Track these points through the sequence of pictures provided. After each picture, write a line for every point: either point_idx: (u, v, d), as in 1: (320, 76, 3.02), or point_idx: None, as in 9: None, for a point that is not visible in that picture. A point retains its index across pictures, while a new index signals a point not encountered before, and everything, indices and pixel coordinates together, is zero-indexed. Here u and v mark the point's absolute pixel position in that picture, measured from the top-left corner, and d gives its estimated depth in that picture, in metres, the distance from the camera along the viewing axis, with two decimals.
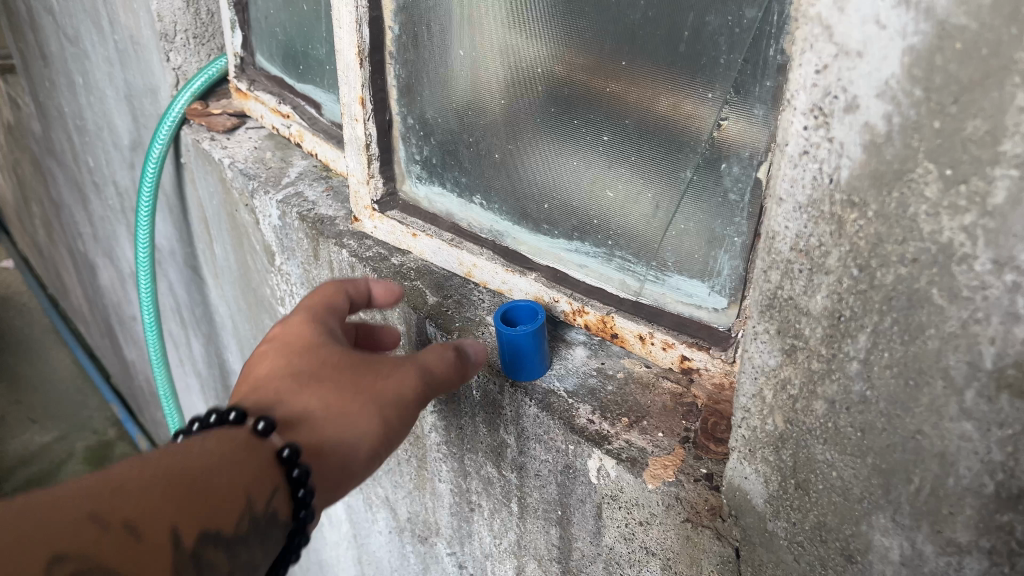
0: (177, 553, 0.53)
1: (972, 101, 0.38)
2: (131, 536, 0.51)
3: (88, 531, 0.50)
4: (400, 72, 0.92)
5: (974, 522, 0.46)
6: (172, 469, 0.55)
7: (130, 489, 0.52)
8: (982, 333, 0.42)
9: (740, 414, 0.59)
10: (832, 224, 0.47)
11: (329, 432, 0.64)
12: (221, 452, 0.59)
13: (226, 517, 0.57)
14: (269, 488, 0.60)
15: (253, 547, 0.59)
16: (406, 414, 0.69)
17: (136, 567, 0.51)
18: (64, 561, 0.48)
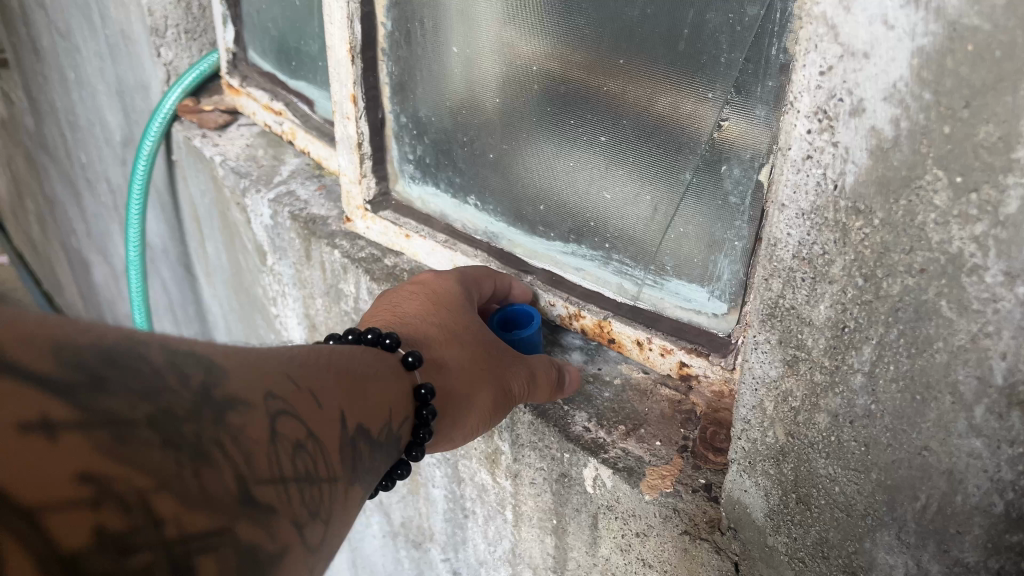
0: (342, 429, 0.54)
1: (984, 106, 0.36)
2: (313, 399, 0.52)
3: (286, 384, 0.50)
4: (392, 70, 0.90)
5: (982, 542, 0.44)
6: (339, 366, 0.58)
7: (309, 367, 0.54)
8: (992, 347, 0.40)
9: (739, 425, 0.57)
10: (837, 232, 0.45)
11: (456, 389, 0.68)
12: (380, 366, 0.63)
13: (376, 416, 0.59)
14: (407, 417, 0.63)
15: (383, 458, 0.60)
16: (517, 395, 0.71)
17: (317, 426, 0.51)
18: (276, 398, 0.48)
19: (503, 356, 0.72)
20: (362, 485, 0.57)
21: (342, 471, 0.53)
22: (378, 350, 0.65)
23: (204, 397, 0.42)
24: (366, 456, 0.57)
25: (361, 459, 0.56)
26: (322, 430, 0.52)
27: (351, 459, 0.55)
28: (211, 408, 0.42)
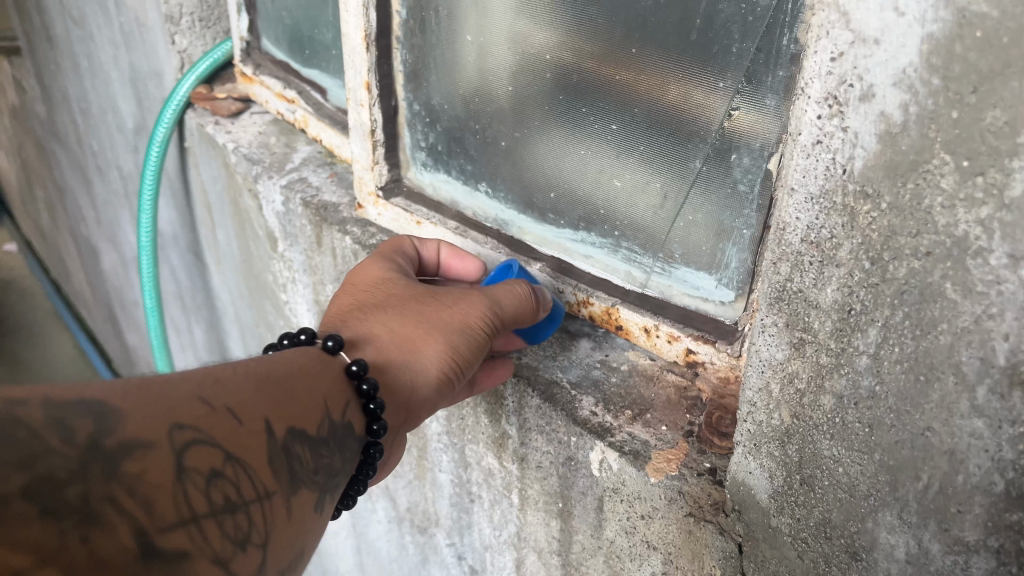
0: (271, 440, 0.60)
1: (991, 91, 0.37)
2: (234, 418, 0.58)
3: (198, 407, 0.56)
4: (406, 58, 0.91)
5: (982, 521, 0.45)
6: (262, 375, 0.63)
7: (228, 386, 0.59)
8: (995, 329, 0.41)
9: (745, 408, 0.58)
10: (845, 215, 0.46)
11: (400, 369, 0.73)
12: (313, 370, 0.67)
13: (312, 417, 0.64)
14: (349, 410, 0.68)
15: (334, 451, 0.67)
16: (472, 341, 0.74)
17: (239, 445, 0.57)
18: (184, 429, 0.54)
19: (453, 313, 0.75)
20: (308, 483, 0.63)
21: (280, 476, 0.60)
22: (316, 353, 0.69)
23: (90, 452, 0.48)
24: (309, 458, 0.63)
25: (300, 460, 0.63)
26: (246, 446, 0.58)
27: (289, 463, 0.61)
28: (103, 463, 0.48)
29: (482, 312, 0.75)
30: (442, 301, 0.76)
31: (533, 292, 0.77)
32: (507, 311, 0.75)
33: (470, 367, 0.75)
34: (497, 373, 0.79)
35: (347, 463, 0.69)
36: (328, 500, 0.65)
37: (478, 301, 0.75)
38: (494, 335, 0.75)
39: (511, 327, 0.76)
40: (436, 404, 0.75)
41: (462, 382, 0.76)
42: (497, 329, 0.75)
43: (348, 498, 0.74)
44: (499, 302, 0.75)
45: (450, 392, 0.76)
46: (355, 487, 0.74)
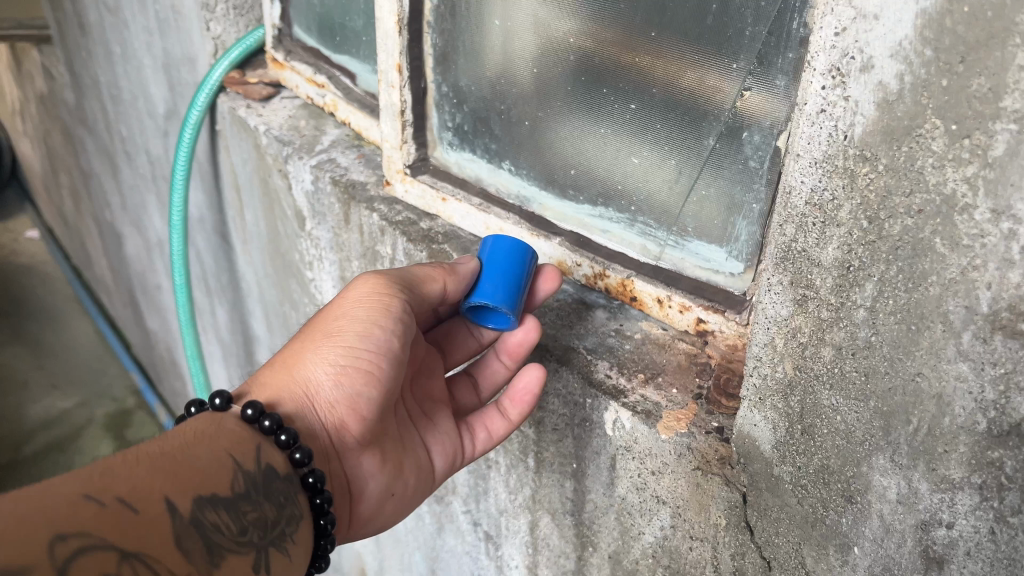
0: (174, 520, 0.62)
1: (977, 60, 0.42)
2: (129, 508, 0.59)
3: (87, 509, 0.57)
4: (436, 42, 0.96)
5: (966, 458, 0.49)
6: (158, 457, 0.66)
7: (119, 475, 0.61)
8: (979, 279, 0.45)
9: (752, 363, 0.63)
10: (846, 177, 0.50)
11: (293, 391, 0.79)
12: (212, 429, 0.73)
13: (218, 480, 0.68)
14: (263, 451, 0.74)
15: (259, 501, 0.71)
16: (359, 325, 0.78)
17: (139, 537, 0.59)
18: (66, 539, 0.54)
19: (336, 313, 0.80)
20: (233, 548, 0.66)
21: (193, 558, 0.62)
22: (205, 416, 0.75)
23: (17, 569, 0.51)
24: (227, 519, 0.67)
25: (215, 527, 0.65)
26: (146, 535, 0.59)
27: (203, 539, 0.63)
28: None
29: (362, 293, 0.79)
30: (330, 306, 0.82)
31: (437, 262, 0.81)
32: (387, 281, 0.79)
33: (374, 342, 0.78)
34: (523, 392, 0.81)
35: (282, 503, 0.73)
36: (270, 552, 0.70)
37: (361, 284, 0.80)
38: (392, 305, 0.78)
39: (409, 292, 0.79)
40: (354, 404, 0.79)
41: (381, 362, 0.79)
42: (390, 294, 0.79)
43: (327, 532, 0.78)
44: (379, 280, 0.80)
45: (365, 383, 0.79)
46: (325, 519, 0.77)
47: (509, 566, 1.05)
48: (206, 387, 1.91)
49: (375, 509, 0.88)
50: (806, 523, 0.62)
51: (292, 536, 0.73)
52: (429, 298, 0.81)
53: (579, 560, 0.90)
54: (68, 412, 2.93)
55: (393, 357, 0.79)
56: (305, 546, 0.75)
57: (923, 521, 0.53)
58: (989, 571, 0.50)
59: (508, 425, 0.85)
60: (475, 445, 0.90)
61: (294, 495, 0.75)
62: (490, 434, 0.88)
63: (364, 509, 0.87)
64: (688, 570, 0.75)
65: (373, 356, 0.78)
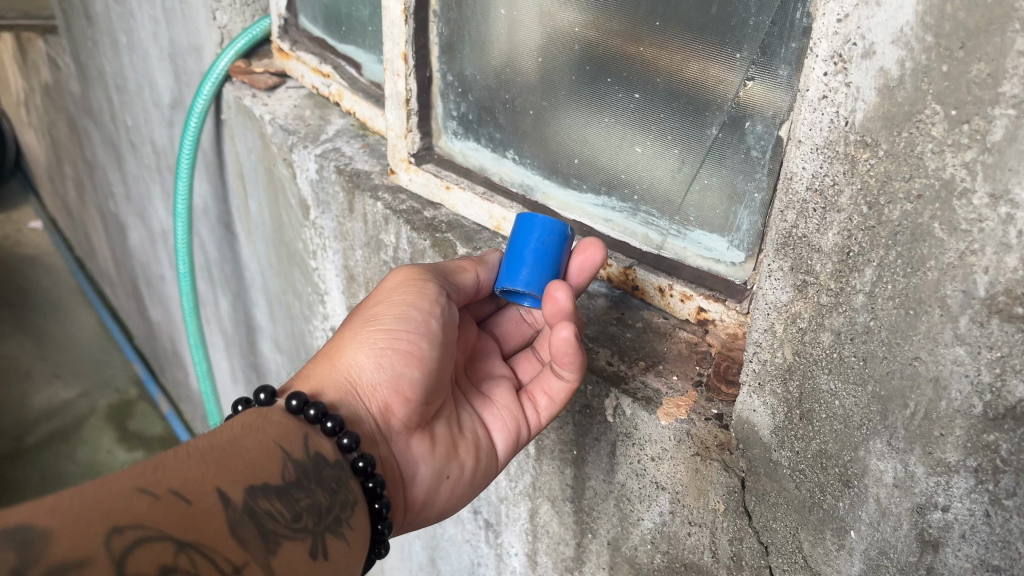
0: (227, 510, 0.60)
1: (977, 46, 0.43)
2: (182, 500, 0.58)
3: (141, 502, 0.55)
4: (442, 31, 0.97)
5: (962, 442, 0.50)
6: (207, 449, 0.64)
7: (170, 469, 0.60)
8: (977, 263, 0.46)
9: (751, 349, 0.64)
10: (846, 163, 0.51)
11: (335, 379, 0.77)
12: (259, 421, 0.70)
13: (269, 469, 0.66)
14: (310, 439, 0.71)
15: (312, 488, 0.68)
16: (397, 309, 0.77)
17: (192, 528, 0.57)
18: (122, 532, 0.53)
19: (373, 305, 0.80)
20: (287, 535, 0.64)
21: (249, 546, 0.60)
22: (251, 410, 0.72)
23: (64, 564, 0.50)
24: (280, 507, 0.65)
25: (269, 515, 0.63)
26: (199, 525, 0.58)
27: (257, 527, 0.61)
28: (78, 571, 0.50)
29: (395, 283, 0.79)
30: (365, 302, 0.81)
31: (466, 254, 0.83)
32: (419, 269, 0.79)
33: (413, 322, 0.77)
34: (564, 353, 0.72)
35: (335, 490, 0.70)
36: (327, 539, 0.67)
37: (394, 276, 0.80)
38: (427, 287, 0.78)
39: (445, 278, 0.80)
40: (397, 385, 0.77)
41: (422, 341, 0.77)
42: (425, 279, 0.78)
43: (382, 516, 0.74)
44: (411, 269, 0.80)
45: (406, 363, 0.77)
46: (380, 503, 0.74)
47: (509, 554, 1.06)
48: (209, 376, 1.92)
49: (431, 495, 0.83)
50: (804, 507, 0.63)
51: (348, 521, 0.70)
52: (465, 286, 0.81)
53: (579, 546, 0.91)
54: (71, 402, 2.93)
55: (433, 338, 0.78)
56: (363, 534, 0.72)
57: (918, 505, 0.54)
58: (984, 553, 0.51)
59: (568, 387, 0.79)
60: (533, 420, 0.84)
61: (345, 481, 0.71)
62: (551, 399, 0.82)
63: (419, 494, 0.82)
64: (687, 556, 0.76)
65: (412, 336, 0.77)
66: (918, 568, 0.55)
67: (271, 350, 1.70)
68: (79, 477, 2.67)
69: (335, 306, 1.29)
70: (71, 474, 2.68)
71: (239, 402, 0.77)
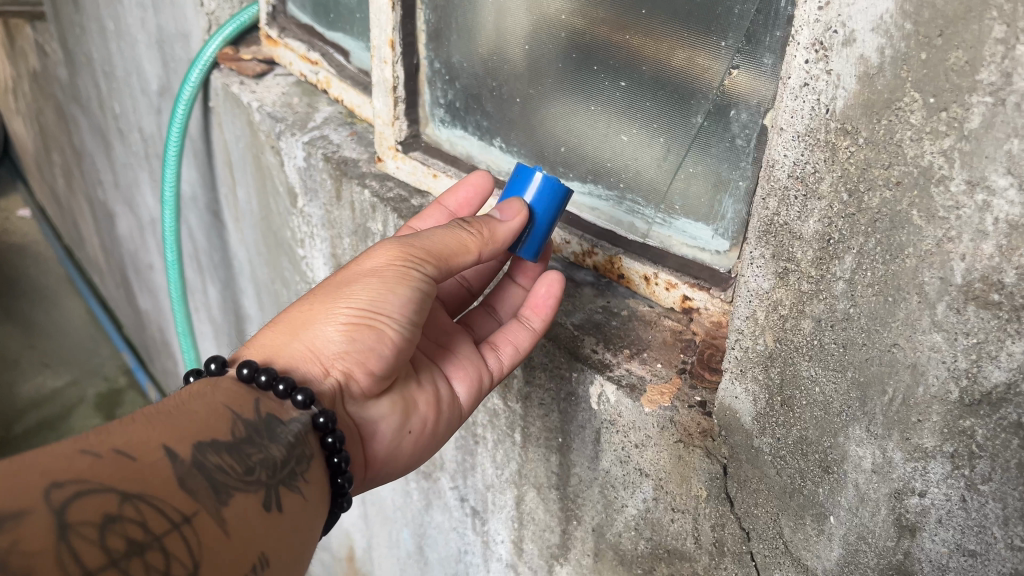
0: (175, 464, 0.59)
1: (955, 34, 0.43)
2: (126, 456, 0.57)
3: (82, 460, 0.54)
4: (430, 18, 0.97)
5: (939, 427, 0.50)
6: (152, 413, 0.63)
7: (113, 431, 0.59)
8: (954, 250, 0.46)
9: (734, 336, 0.64)
10: (827, 151, 0.51)
11: (295, 349, 0.76)
12: (208, 388, 0.70)
13: (217, 427, 0.66)
14: (261, 402, 0.71)
15: (265, 444, 0.68)
16: (374, 290, 0.74)
17: (139, 480, 0.56)
18: (63, 485, 0.52)
19: (352, 279, 0.76)
20: (239, 487, 0.63)
21: (200, 497, 0.59)
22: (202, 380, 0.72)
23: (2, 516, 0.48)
24: (230, 462, 0.64)
25: (219, 468, 0.62)
26: (145, 478, 0.57)
27: (208, 479, 0.61)
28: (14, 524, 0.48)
29: (383, 260, 0.75)
30: (347, 271, 0.78)
31: (473, 226, 0.76)
32: (409, 247, 0.75)
33: (388, 307, 0.74)
34: (542, 299, 0.82)
35: (291, 444, 0.70)
36: (281, 491, 0.67)
37: (380, 250, 0.76)
38: (411, 273, 0.74)
39: (438, 262, 0.75)
40: (361, 360, 0.76)
41: (394, 323, 0.75)
42: (413, 261, 0.74)
43: (341, 470, 0.75)
44: (402, 246, 0.75)
45: (375, 341, 0.75)
46: (338, 458, 0.74)
47: (496, 541, 1.06)
48: (197, 365, 1.92)
49: (393, 450, 0.84)
50: (784, 493, 0.63)
51: (303, 476, 0.70)
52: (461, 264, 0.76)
53: (564, 533, 0.91)
54: (59, 390, 2.92)
55: (406, 320, 0.76)
56: (320, 487, 0.72)
57: (896, 490, 0.54)
58: (960, 538, 0.52)
59: (532, 335, 0.82)
60: (495, 368, 0.86)
61: (304, 437, 0.72)
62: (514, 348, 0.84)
63: (380, 450, 0.83)
64: (670, 543, 0.76)
65: (385, 318, 0.75)
66: (895, 552, 0.56)
67: None
68: None
69: None
70: None
71: (187, 376, 0.76)
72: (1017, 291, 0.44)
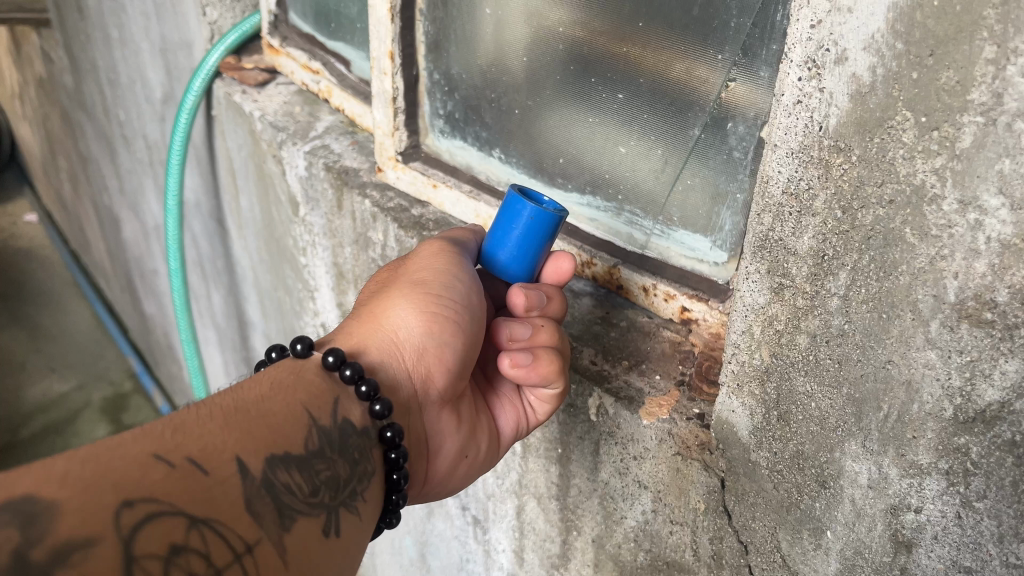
0: (245, 482, 0.58)
1: (946, 54, 0.43)
2: (198, 469, 0.56)
3: (155, 473, 0.53)
4: (429, 29, 0.98)
5: (934, 444, 0.50)
6: (231, 414, 0.62)
7: (189, 433, 0.58)
8: (947, 268, 0.46)
9: (730, 350, 0.64)
10: (820, 168, 0.51)
11: (378, 342, 0.75)
12: (290, 379, 0.69)
13: (293, 438, 0.64)
14: (340, 405, 0.70)
15: (333, 460, 0.67)
16: (441, 276, 0.77)
17: (208, 501, 0.55)
18: (134, 505, 0.51)
19: (410, 270, 0.79)
20: (303, 510, 0.62)
21: (265, 522, 0.58)
22: (285, 363, 0.71)
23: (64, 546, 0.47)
24: (299, 480, 0.63)
25: (287, 488, 0.61)
26: (214, 498, 0.56)
27: (273, 502, 0.60)
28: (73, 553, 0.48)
29: (432, 250, 0.79)
30: (403, 268, 0.80)
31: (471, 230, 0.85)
32: (448, 240, 0.80)
33: (455, 293, 0.76)
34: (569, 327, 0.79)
35: (354, 461, 0.69)
36: (341, 514, 0.65)
37: (435, 245, 0.80)
38: (462, 262, 0.79)
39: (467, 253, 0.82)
40: (438, 356, 0.76)
41: (462, 313, 0.76)
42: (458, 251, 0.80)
43: (398, 487, 0.73)
44: (443, 241, 0.80)
45: (448, 334, 0.76)
46: (398, 474, 0.73)
47: (497, 550, 1.06)
48: (200, 372, 1.92)
49: (451, 469, 0.82)
50: (781, 508, 0.63)
51: (361, 494, 0.69)
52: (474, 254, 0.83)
53: (564, 543, 0.91)
54: (65, 395, 2.93)
55: (471, 310, 0.77)
56: (374, 505, 0.71)
57: (892, 506, 0.54)
58: (955, 555, 0.51)
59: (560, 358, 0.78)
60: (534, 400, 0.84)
61: (367, 451, 0.71)
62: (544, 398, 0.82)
63: (440, 469, 0.81)
64: (669, 555, 0.76)
65: (457, 307, 0.76)
66: (892, 567, 0.56)
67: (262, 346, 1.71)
68: None
69: (325, 303, 1.29)
70: None
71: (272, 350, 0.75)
72: (1010, 310, 0.44)
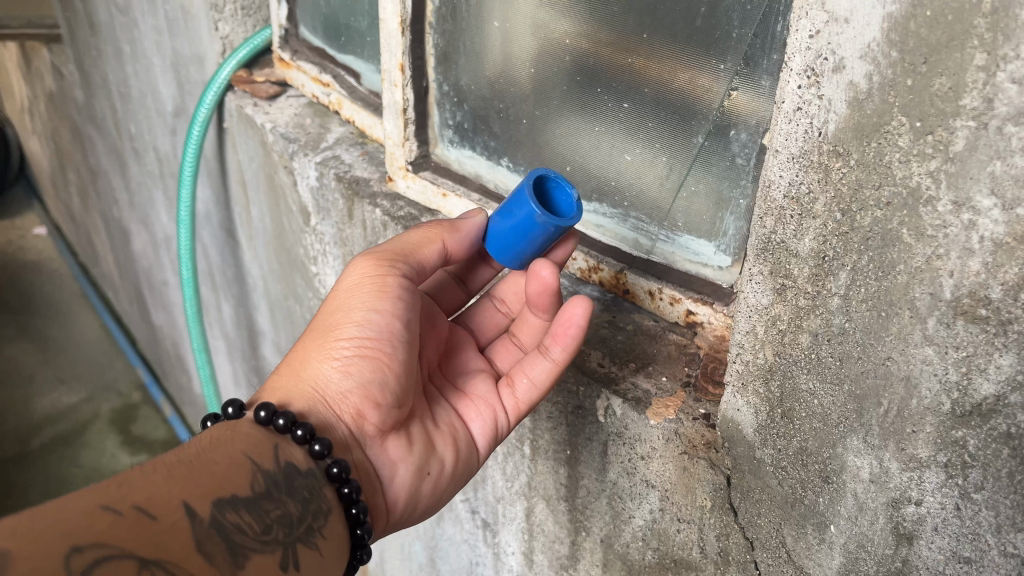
0: (193, 525, 0.62)
1: (938, 61, 0.45)
2: (146, 516, 0.59)
3: (102, 520, 0.56)
4: (438, 42, 1.00)
5: (933, 437, 0.52)
6: (175, 465, 0.65)
7: (135, 484, 0.61)
8: (943, 267, 0.48)
9: (735, 350, 0.66)
10: (820, 172, 0.53)
11: (303, 390, 0.77)
12: (227, 433, 0.72)
13: (238, 482, 0.67)
14: (281, 449, 0.73)
15: (282, 499, 0.70)
16: (358, 307, 0.77)
17: (157, 545, 0.58)
18: (83, 551, 0.54)
19: (334, 305, 0.80)
20: (256, 548, 0.66)
21: (215, 562, 0.62)
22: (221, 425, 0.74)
23: None
24: (249, 520, 0.66)
25: (237, 528, 0.65)
26: (163, 542, 0.59)
27: (224, 542, 0.63)
28: None
29: (359, 274, 0.79)
30: (331, 301, 0.80)
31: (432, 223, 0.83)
32: (380, 255, 0.79)
33: (373, 323, 0.77)
34: (564, 328, 0.77)
35: (306, 499, 0.72)
36: (298, 549, 0.69)
37: (353, 268, 0.80)
38: (389, 282, 0.78)
39: (407, 263, 0.80)
40: (366, 393, 0.77)
41: (386, 343, 0.77)
42: (389, 265, 0.79)
43: (361, 521, 0.75)
44: (372, 258, 0.79)
45: (373, 371, 0.77)
46: (356, 508, 0.75)
47: (507, 553, 1.08)
48: (212, 381, 1.94)
49: (413, 492, 0.83)
50: (785, 503, 0.65)
51: (320, 531, 0.72)
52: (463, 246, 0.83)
53: (573, 544, 0.93)
54: (75, 406, 2.95)
55: (399, 339, 0.78)
56: (337, 542, 0.73)
57: (894, 499, 0.56)
58: (955, 546, 0.53)
59: (553, 365, 0.80)
60: (511, 406, 0.86)
61: (318, 489, 0.73)
62: (533, 382, 0.83)
63: (400, 496, 0.82)
64: (677, 552, 0.78)
65: (371, 340, 0.77)
66: (894, 560, 0.57)
67: (272, 354, 1.73)
68: (83, 480, 2.68)
69: None
70: (76, 478, 2.69)
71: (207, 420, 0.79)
72: (1003, 306, 0.46)
